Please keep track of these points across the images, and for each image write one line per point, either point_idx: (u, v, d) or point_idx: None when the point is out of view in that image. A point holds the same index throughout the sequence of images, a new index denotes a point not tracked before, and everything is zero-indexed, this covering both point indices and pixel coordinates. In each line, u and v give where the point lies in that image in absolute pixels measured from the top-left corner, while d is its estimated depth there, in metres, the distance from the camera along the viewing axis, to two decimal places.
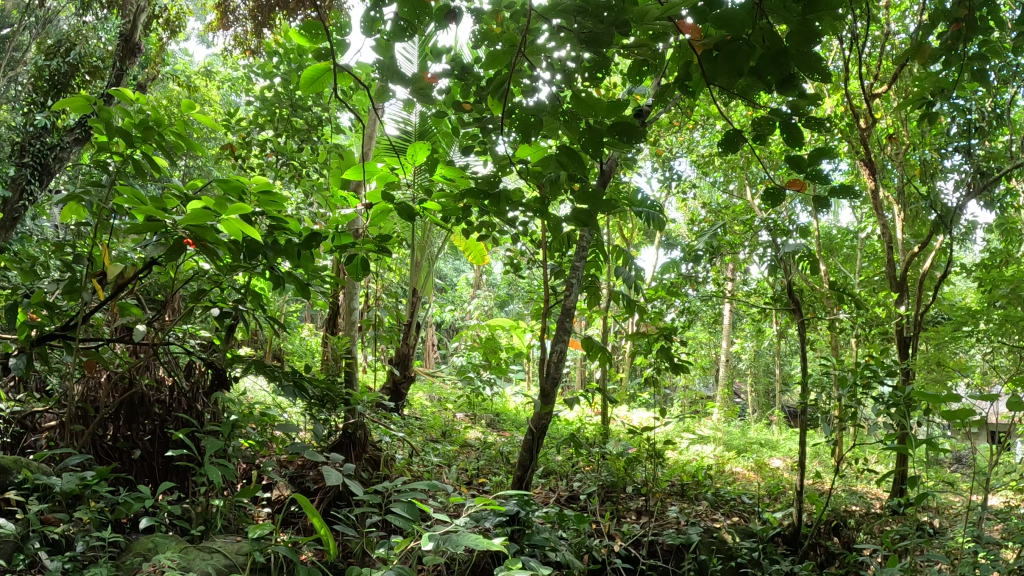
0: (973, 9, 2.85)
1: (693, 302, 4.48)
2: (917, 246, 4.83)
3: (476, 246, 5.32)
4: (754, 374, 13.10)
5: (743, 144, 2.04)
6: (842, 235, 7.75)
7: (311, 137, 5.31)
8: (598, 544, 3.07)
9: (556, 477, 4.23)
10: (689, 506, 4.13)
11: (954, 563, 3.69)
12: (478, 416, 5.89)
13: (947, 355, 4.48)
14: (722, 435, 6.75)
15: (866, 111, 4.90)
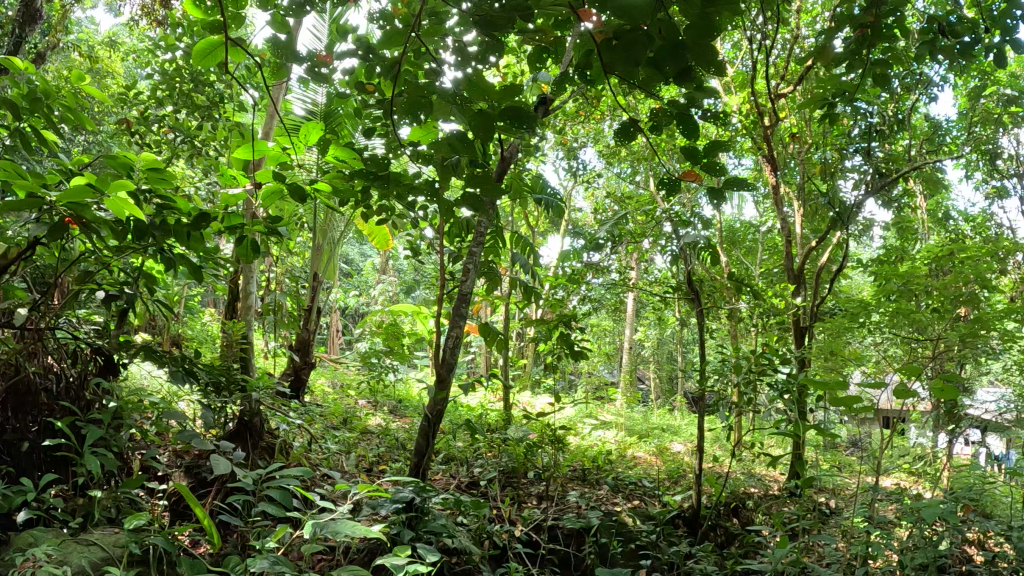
0: (879, 17, 2.94)
1: (597, 290, 4.54)
2: (816, 239, 5.03)
3: (381, 230, 5.23)
4: (656, 361, 13.54)
5: (636, 136, 2.05)
6: (745, 228, 8.03)
7: (213, 114, 5.08)
8: (498, 529, 3.09)
9: (456, 463, 4.24)
10: (590, 490, 4.21)
11: (841, 542, 3.91)
12: (381, 403, 5.84)
13: (842, 344, 4.70)
14: (624, 419, 6.93)
15: (771, 109, 5.06)
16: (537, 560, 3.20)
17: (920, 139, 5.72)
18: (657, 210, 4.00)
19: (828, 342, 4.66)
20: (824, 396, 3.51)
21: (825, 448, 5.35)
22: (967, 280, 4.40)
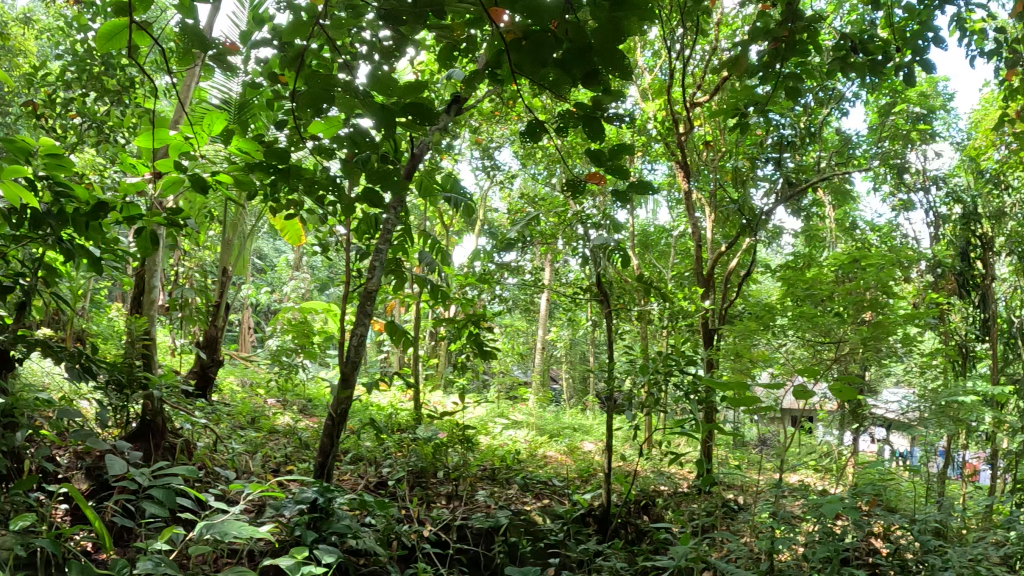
0: (794, 31, 3.09)
1: (512, 291, 4.60)
2: (726, 245, 5.21)
3: (293, 225, 5.10)
4: (569, 361, 13.79)
5: (544, 137, 2.08)
6: (658, 233, 8.26)
7: (123, 99, 4.86)
8: (406, 530, 3.07)
9: (365, 463, 4.20)
10: (500, 489, 4.25)
11: (745, 537, 4.06)
12: (291, 402, 5.72)
13: (750, 346, 4.87)
14: (535, 419, 7.02)
15: (685, 117, 5.22)
16: (446, 561, 3.20)
17: (831, 152, 5.97)
18: (575, 213, 4.06)
19: (736, 344, 4.84)
20: (728, 399, 3.66)
21: (731, 446, 5.54)
22: (868, 286, 4.64)
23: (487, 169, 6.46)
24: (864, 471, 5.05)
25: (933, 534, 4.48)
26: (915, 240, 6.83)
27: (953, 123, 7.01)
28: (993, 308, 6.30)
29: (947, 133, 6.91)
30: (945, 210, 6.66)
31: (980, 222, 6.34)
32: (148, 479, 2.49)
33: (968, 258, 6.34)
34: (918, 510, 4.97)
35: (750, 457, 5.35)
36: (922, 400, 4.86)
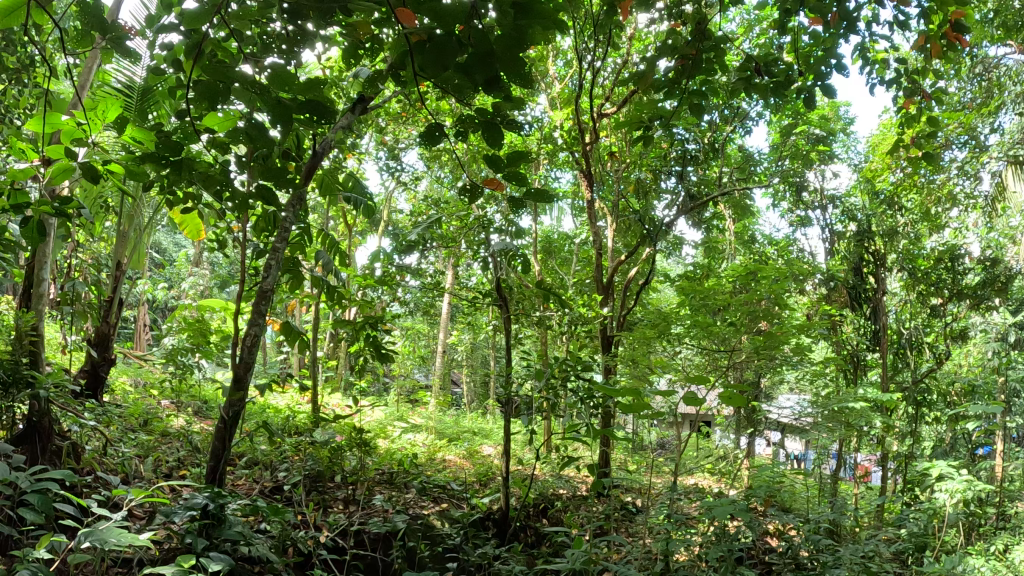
0: (700, 50, 3.28)
1: (412, 289, 4.74)
2: (625, 254, 5.43)
3: (195, 220, 4.91)
4: (470, 365, 13.96)
5: (444, 138, 2.19)
6: (561, 239, 8.49)
7: (15, 78, 4.59)
8: (303, 537, 3.08)
9: (261, 467, 4.16)
10: (398, 494, 4.31)
11: (643, 538, 4.24)
12: (186, 404, 5.56)
13: (648, 353, 5.05)
14: (435, 422, 7.11)
15: (592, 129, 5.41)
16: (343, 568, 3.22)
17: (734, 168, 6.25)
18: (481, 218, 4.13)
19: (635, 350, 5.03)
20: (621, 407, 3.80)
21: (632, 450, 5.73)
22: (760, 298, 4.91)
23: (392, 171, 6.44)
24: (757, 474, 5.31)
25: (827, 533, 4.75)
26: (812, 254, 7.32)
27: (851, 145, 7.44)
28: (885, 320, 6.81)
29: (846, 155, 7.30)
30: (840, 227, 7.11)
31: (873, 240, 6.79)
32: (27, 483, 2.38)
33: (860, 271, 6.85)
34: (812, 509, 5.28)
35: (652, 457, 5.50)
36: (814, 406, 5.12)
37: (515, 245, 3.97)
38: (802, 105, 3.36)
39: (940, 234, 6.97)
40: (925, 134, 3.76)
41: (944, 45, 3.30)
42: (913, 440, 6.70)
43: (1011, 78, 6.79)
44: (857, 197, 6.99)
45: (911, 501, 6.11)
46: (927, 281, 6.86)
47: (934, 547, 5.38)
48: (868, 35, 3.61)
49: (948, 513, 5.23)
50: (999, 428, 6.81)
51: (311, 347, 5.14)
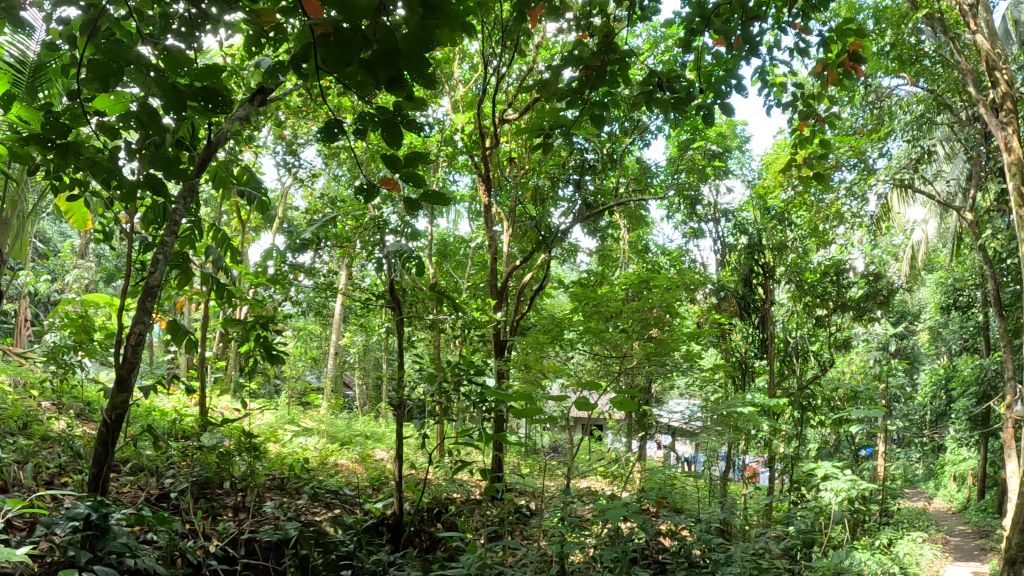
0: (605, 62, 3.31)
1: (305, 289, 4.68)
2: (521, 260, 5.50)
3: (82, 208, 4.54)
4: (363, 368, 13.83)
5: (341, 135, 2.35)
6: (456, 242, 8.48)
7: None
8: (192, 547, 2.97)
9: (148, 473, 3.96)
10: (289, 500, 4.21)
11: (538, 540, 4.25)
12: (66, 405, 5.22)
13: (540, 357, 5.09)
14: (326, 426, 6.99)
15: (492, 135, 5.41)
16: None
17: (631, 179, 6.39)
18: (377, 219, 4.08)
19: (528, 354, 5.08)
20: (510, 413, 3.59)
21: (524, 453, 5.59)
22: (653, 305, 5.02)
23: (287, 164, 6.21)
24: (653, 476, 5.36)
25: (721, 532, 4.91)
26: (703, 265, 7.58)
27: (745, 163, 7.78)
28: (771, 329, 7.15)
29: (740, 171, 7.65)
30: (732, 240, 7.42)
31: (763, 253, 7.06)
32: None
33: (749, 283, 7.13)
34: (703, 509, 5.46)
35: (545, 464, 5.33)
36: (705, 410, 5.36)
37: (410, 246, 3.95)
38: (702, 121, 3.41)
39: (827, 249, 7.38)
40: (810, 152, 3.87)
41: (843, 72, 3.42)
42: (800, 443, 7.03)
43: (899, 107, 7.25)
44: (749, 212, 7.29)
45: (797, 500, 6.41)
46: (814, 294, 7.20)
47: (820, 542, 5.63)
48: (768, 59, 3.71)
49: (833, 511, 5.51)
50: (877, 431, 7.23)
51: (199, 347, 4.92)
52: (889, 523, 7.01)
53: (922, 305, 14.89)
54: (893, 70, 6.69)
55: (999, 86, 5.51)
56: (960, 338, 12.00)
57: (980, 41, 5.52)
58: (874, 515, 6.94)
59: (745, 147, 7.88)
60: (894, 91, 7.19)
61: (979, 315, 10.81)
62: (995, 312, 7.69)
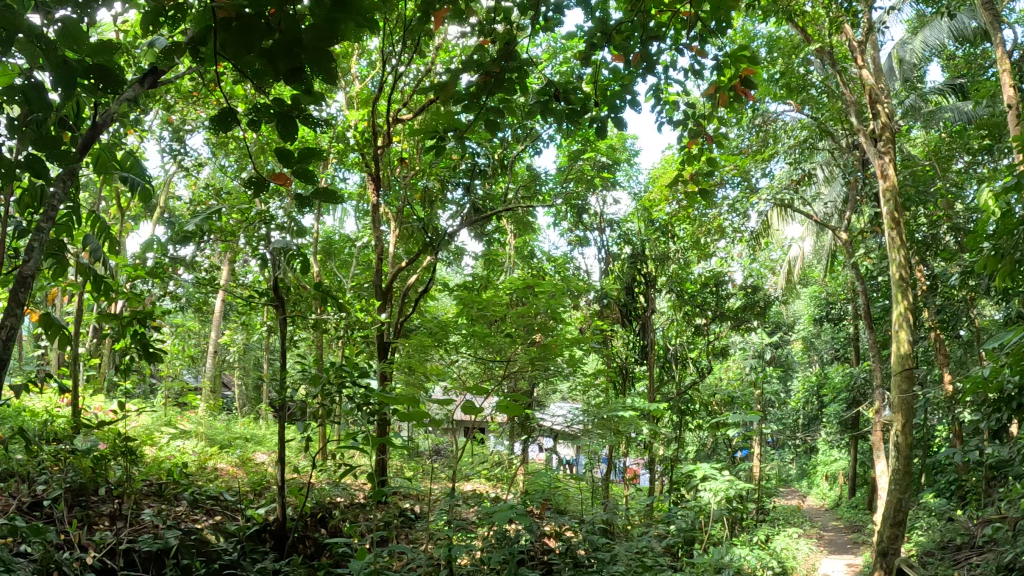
0: (502, 67, 2.78)
1: (187, 285, 4.41)
2: (408, 261, 5.35)
3: None
4: (244, 368, 13.27)
5: (236, 125, 2.08)
6: (343, 241, 8.20)
7: None
8: (68, 559, 2.81)
9: (11, 481, 3.62)
10: (168, 507, 3.96)
11: (421, 545, 4.19)
12: None
13: (422, 359, 4.77)
14: (205, 428, 6.64)
15: (386, 132, 5.13)
16: None
17: (519, 185, 6.38)
18: (263, 213, 3.90)
19: (411, 356, 4.81)
20: (396, 414, 3.26)
21: (408, 456, 5.22)
22: (537, 311, 4.95)
23: (173, 151, 5.86)
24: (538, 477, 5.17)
25: (603, 532, 5.03)
26: (588, 273, 7.57)
27: (633, 175, 7.97)
28: (651, 336, 7.24)
29: (628, 183, 7.88)
30: (616, 249, 7.42)
31: (646, 263, 7.24)
32: None
33: (632, 291, 7.27)
34: (586, 511, 5.46)
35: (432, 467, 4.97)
36: (587, 414, 5.35)
37: (295, 243, 3.82)
38: (594, 136, 3.15)
39: (708, 261, 7.70)
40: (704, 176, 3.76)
41: (733, 95, 3.35)
42: (680, 446, 7.29)
43: (784, 131, 7.62)
44: (635, 222, 7.45)
45: (677, 501, 6.64)
46: (694, 303, 7.62)
47: (700, 539, 5.83)
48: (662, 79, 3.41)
49: (711, 510, 5.74)
50: (752, 434, 7.61)
51: (69, 343, 4.54)
52: (762, 522, 7.38)
53: (797, 317, 15.83)
54: (782, 96, 7.05)
55: (878, 118, 6.01)
56: (831, 348, 12.84)
57: (864, 76, 6.00)
58: (747, 514, 7.29)
59: (635, 160, 8.08)
60: (779, 116, 7.65)
61: (847, 327, 11.60)
62: (864, 325, 8.28)
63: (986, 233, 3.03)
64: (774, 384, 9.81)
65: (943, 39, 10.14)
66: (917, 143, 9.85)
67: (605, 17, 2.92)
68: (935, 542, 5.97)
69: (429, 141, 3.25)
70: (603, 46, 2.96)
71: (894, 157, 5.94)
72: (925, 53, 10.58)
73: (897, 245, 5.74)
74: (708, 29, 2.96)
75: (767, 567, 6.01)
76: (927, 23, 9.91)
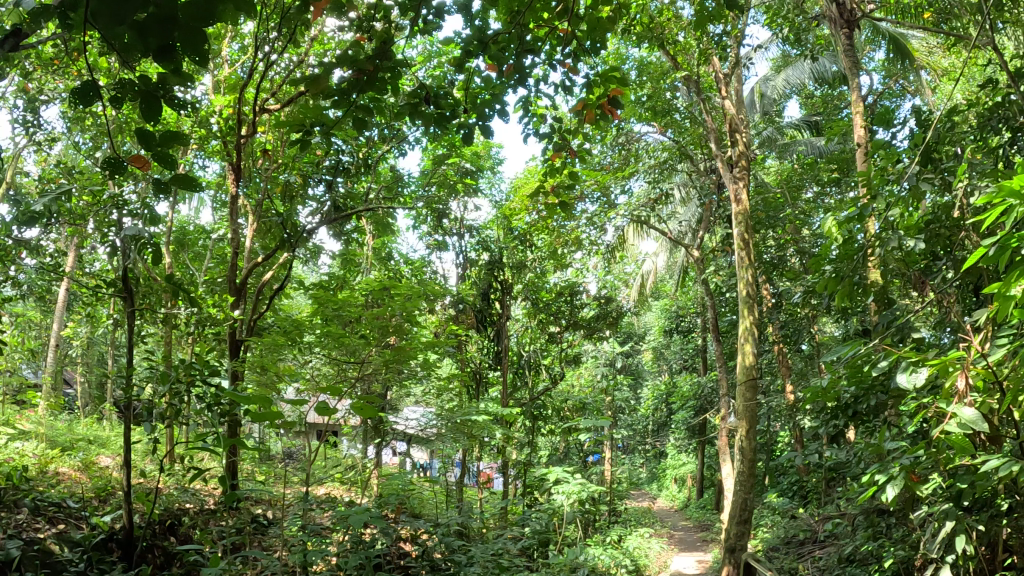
0: (378, 68, 2.49)
1: (29, 271, 3.99)
2: (264, 256, 5.00)
3: None
4: (85, 363, 12.26)
5: (96, 101, 1.87)
6: (198, 232, 7.72)
7: None
8: None
9: None
10: (3, 515, 3.59)
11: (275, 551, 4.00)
12: None
13: (275, 360, 4.44)
14: (42, 428, 6.08)
15: (251, 122, 4.76)
16: None
17: (381, 185, 6.21)
18: (115, 195, 3.56)
19: (261, 356, 4.47)
20: (250, 413, 3.20)
21: (257, 460, 4.73)
22: (392, 314, 4.59)
23: (22, 124, 5.35)
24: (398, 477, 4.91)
25: (458, 535, 5.02)
26: (443, 278, 7.46)
27: (495, 183, 8.07)
28: (505, 342, 7.51)
29: (490, 191, 7.99)
30: (473, 255, 7.60)
31: (502, 270, 7.49)
32: None
33: (486, 297, 7.51)
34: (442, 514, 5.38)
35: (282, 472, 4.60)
36: (440, 418, 5.24)
37: (148, 231, 3.48)
38: (460, 143, 2.90)
39: (565, 271, 7.87)
40: (563, 189, 3.64)
41: (599, 112, 3.38)
42: (534, 449, 7.39)
43: (645, 152, 7.99)
44: (493, 230, 7.61)
45: (530, 503, 6.73)
46: (548, 311, 7.80)
47: (554, 541, 5.94)
48: (532, 91, 3.32)
49: (564, 513, 5.90)
50: (603, 439, 7.89)
51: None
52: (612, 524, 7.62)
53: (650, 328, 16.52)
54: (647, 118, 7.34)
55: (736, 146, 6.34)
56: (680, 358, 13.50)
57: (726, 105, 6.28)
58: (600, 516, 7.51)
59: (497, 168, 8.19)
60: (641, 137, 8.05)
61: (696, 338, 12.24)
62: (713, 337, 8.76)
63: (828, 255, 3.34)
64: (625, 392, 10.18)
65: (802, 78, 10.95)
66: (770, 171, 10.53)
67: (484, 26, 2.79)
68: (776, 538, 6.40)
69: (295, 135, 2.74)
70: (479, 55, 2.82)
71: (747, 183, 6.26)
72: (786, 91, 11.41)
73: (746, 265, 6.15)
74: (586, 41, 2.97)
75: (620, 565, 6.24)
76: (790, 64, 10.68)
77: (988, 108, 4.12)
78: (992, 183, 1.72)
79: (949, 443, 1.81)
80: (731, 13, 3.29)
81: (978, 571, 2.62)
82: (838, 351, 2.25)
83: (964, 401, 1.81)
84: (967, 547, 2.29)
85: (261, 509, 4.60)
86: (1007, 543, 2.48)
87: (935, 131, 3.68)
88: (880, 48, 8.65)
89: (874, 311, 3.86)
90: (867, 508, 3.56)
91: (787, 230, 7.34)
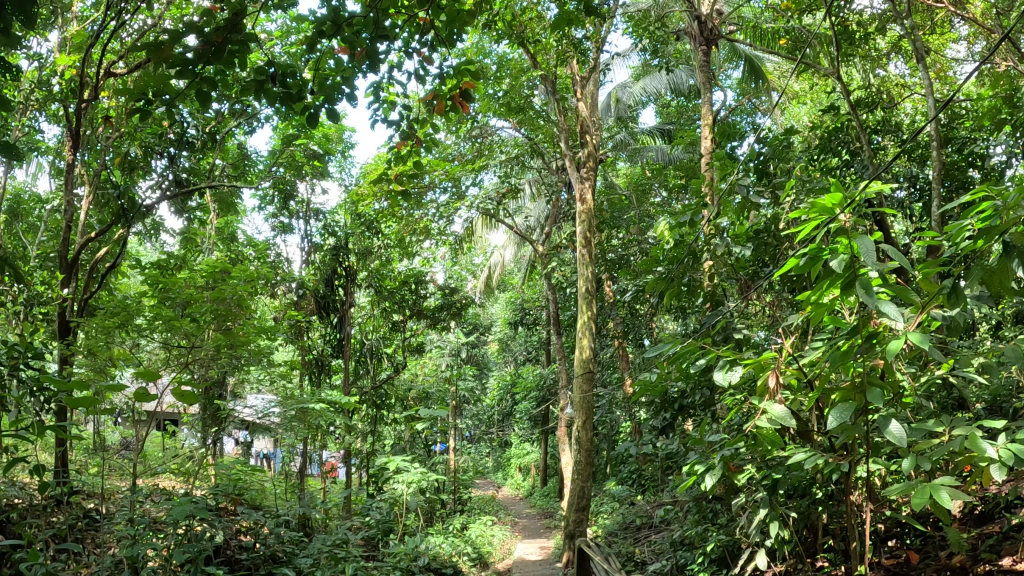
0: (229, 40, 2.39)
1: None
2: (97, 231, 4.62)
3: None
4: None
5: None
6: (30, 201, 7.07)
7: None
8: None
9: None
10: None
11: (108, 547, 3.83)
12: None
13: (103, 344, 4.09)
14: None
15: (93, 86, 4.39)
16: None
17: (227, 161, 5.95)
18: None
19: (90, 338, 4.12)
20: (67, 400, 2.91)
21: (88, 450, 4.38)
22: (224, 297, 4.32)
23: None
24: (227, 467, 4.49)
25: (298, 526, 4.91)
26: (288, 261, 7.23)
27: (346, 167, 7.96)
28: (348, 329, 7.03)
29: (340, 175, 7.84)
30: (320, 239, 7.14)
31: (347, 255, 7.04)
32: None
33: (330, 282, 6.97)
34: (282, 505, 5.21)
35: (113, 462, 4.30)
36: (280, 405, 5.01)
37: None
38: (305, 123, 2.85)
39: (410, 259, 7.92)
40: (408, 177, 3.63)
41: (450, 104, 3.40)
42: (375, 438, 7.30)
43: (499, 146, 8.14)
44: (341, 215, 7.32)
45: (374, 493, 6.68)
46: (392, 300, 7.64)
47: (396, 530, 5.94)
48: (382, 76, 3.30)
49: (406, 501, 5.93)
50: (443, 429, 7.95)
51: None
52: (454, 513, 7.69)
53: (495, 317, 16.71)
54: (505, 114, 7.43)
55: (586, 147, 6.50)
56: (524, 350, 13.84)
57: (579, 108, 6.51)
58: (439, 505, 7.55)
59: (347, 152, 8.00)
60: (496, 131, 8.18)
61: (541, 332, 12.53)
62: (554, 329, 9.12)
63: (662, 257, 3.50)
64: (468, 381, 10.29)
65: (661, 88, 11.40)
66: (625, 176, 10.95)
67: (339, 8, 2.71)
68: (614, 524, 6.70)
69: (136, 102, 2.55)
70: (334, 36, 2.74)
71: (593, 184, 6.50)
72: (642, 98, 11.74)
73: (586, 261, 6.30)
74: (437, 34, 3.01)
75: (461, 553, 6.33)
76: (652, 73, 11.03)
77: (827, 131, 4.51)
78: (808, 200, 1.88)
79: (761, 436, 1.97)
80: (588, 18, 3.38)
81: (796, 553, 2.85)
82: (662, 349, 2.31)
83: (774, 399, 1.94)
84: (779, 532, 2.49)
85: (93, 501, 4.29)
86: (819, 528, 2.73)
87: (771, 148, 3.96)
88: (740, 69, 9.18)
89: (702, 311, 4.12)
90: (693, 495, 3.78)
91: (631, 231, 7.66)
